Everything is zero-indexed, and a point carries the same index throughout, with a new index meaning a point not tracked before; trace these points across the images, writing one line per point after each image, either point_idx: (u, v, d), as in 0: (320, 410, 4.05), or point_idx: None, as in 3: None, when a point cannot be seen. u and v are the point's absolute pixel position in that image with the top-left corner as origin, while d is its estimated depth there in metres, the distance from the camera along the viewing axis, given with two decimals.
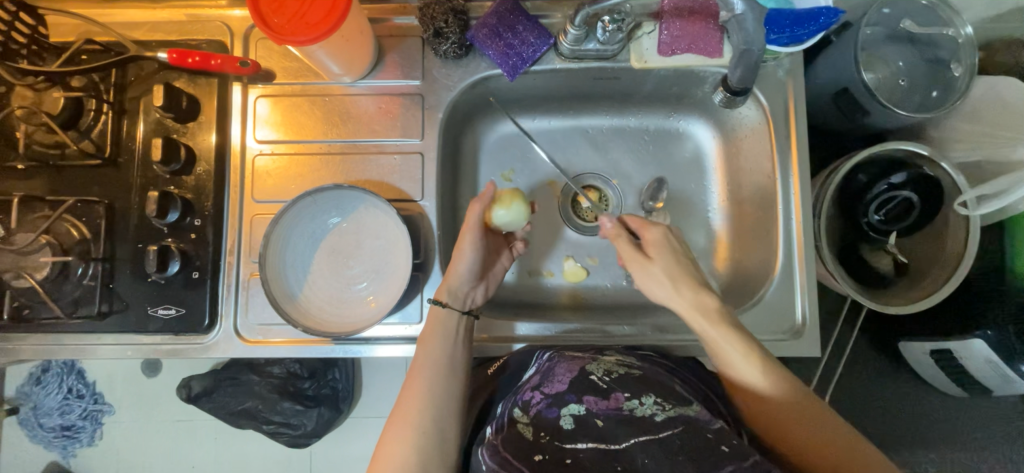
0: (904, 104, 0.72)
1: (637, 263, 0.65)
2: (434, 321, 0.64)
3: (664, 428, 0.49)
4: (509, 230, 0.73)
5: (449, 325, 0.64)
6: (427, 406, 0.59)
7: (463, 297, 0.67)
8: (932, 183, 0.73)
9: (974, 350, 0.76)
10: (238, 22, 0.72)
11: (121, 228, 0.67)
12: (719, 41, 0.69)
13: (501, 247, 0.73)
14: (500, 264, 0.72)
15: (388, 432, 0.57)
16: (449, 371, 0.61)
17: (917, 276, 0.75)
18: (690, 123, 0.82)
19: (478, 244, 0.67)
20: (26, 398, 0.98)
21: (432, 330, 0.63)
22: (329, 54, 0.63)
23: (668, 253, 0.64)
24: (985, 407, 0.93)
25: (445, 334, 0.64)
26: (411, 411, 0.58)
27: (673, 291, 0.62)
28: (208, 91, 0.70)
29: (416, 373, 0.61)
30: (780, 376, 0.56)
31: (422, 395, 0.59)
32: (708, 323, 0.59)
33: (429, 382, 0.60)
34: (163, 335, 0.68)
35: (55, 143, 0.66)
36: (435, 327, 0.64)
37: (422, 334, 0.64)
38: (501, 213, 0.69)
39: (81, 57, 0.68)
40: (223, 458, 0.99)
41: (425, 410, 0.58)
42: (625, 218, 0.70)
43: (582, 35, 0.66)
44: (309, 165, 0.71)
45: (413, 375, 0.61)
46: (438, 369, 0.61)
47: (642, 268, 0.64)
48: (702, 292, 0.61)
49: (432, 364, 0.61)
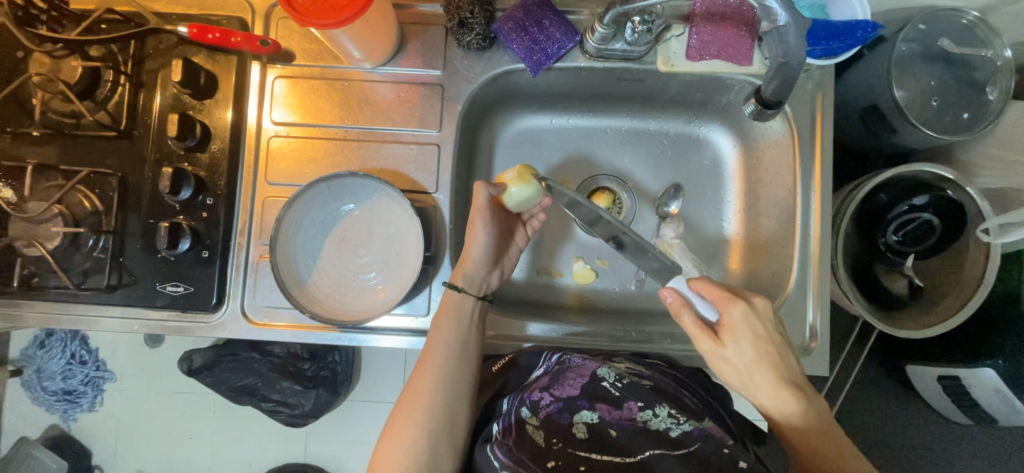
0: (934, 125, 0.70)
1: (709, 342, 0.57)
2: (448, 302, 0.63)
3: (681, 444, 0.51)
4: (521, 208, 0.68)
5: (464, 308, 0.63)
6: (438, 391, 0.59)
7: (479, 282, 0.66)
8: (954, 207, 0.72)
9: (983, 379, 0.76)
10: (260, 0, 0.71)
11: (134, 202, 0.67)
12: (750, 49, 0.67)
13: (516, 226, 0.71)
14: (515, 247, 0.71)
15: (399, 413, 0.59)
16: (461, 357, 0.61)
17: (933, 300, 0.73)
18: (710, 130, 0.81)
19: (488, 226, 0.64)
20: (29, 360, 0.99)
21: (446, 313, 0.63)
22: (352, 39, 0.62)
23: (747, 337, 0.56)
24: (985, 434, 0.93)
25: (458, 317, 0.63)
26: (422, 394, 0.59)
27: (749, 371, 0.57)
28: (226, 68, 0.69)
29: (428, 355, 0.61)
30: (794, 395, 0.56)
31: (433, 379, 0.60)
32: (731, 347, 0.56)
33: (441, 367, 0.60)
34: (170, 311, 0.68)
35: (71, 112, 0.66)
36: (449, 309, 0.63)
37: (436, 315, 0.63)
38: (514, 190, 0.66)
39: (101, 27, 0.67)
40: (221, 433, 1.00)
41: (436, 394, 0.59)
42: (693, 282, 0.60)
43: (609, 34, 0.65)
44: (324, 149, 0.70)
45: (425, 357, 0.61)
46: (450, 353, 0.61)
47: (713, 349, 0.57)
48: (773, 364, 0.56)
49: (445, 347, 0.61)
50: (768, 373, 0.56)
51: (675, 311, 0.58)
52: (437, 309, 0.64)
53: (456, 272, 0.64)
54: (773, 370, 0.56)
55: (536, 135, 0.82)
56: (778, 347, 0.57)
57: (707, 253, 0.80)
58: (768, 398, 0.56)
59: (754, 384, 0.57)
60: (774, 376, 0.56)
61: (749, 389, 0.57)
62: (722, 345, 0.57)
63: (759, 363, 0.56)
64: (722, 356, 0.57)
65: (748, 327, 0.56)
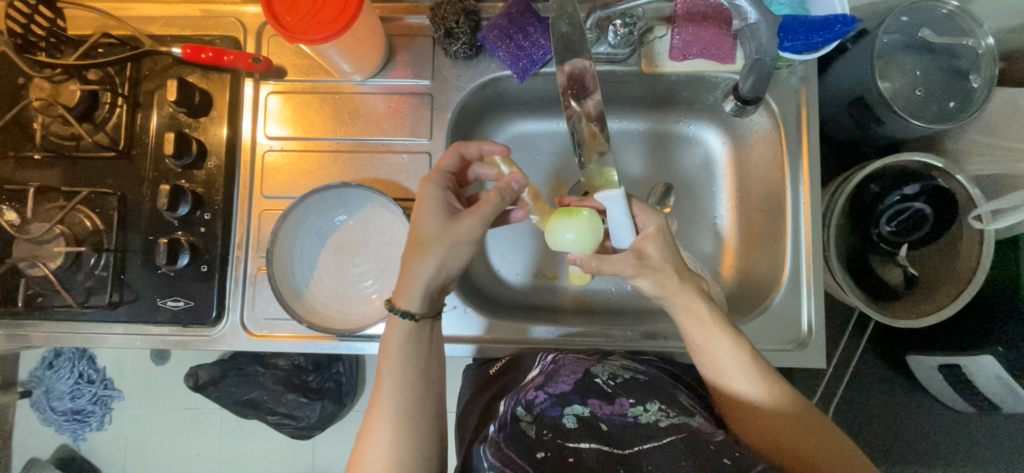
0: (921, 115, 0.71)
1: (634, 264, 0.56)
2: (394, 328, 0.58)
3: (665, 433, 0.49)
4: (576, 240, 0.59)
5: (421, 331, 0.59)
6: (396, 427, 0.53)
7: (431, 297, 0.59)
8: (945, 196, 0.71)
9: (983, 366, 0.75)
10: (251, 19, 0.73)
11: (134, 220, 0.68)
12: (732, 47, 0.68)
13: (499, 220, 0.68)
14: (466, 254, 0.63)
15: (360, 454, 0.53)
16: (419, 385, 0.56)
17: (929, 289, 0.73)
18: (701, 129, 0.81)
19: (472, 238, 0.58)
20: (38, 381, 1.00)
21: (396, 338, 0.58)
22: (341, 53, 0.64)
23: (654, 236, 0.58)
24: (994, 423, 0.92)
25: (414, 344, 0.58)
26: (374, 454, 0.52)
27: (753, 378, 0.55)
28: (220, 86, 0.71)
29: (376, 403, 0.55)
30: (783, 389, 0.55)
31: (386, 428, 0.53)
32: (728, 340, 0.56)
33: (399, 398, 0.54)
34: (172, 326, 0.69)
35: (71, 135, 0.68)
36: (390, 348, 0.57)
37: (384, 341, 0.58)
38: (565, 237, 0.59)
39: (98, 51, 0.69)
40: (228, 447, 1.01)
41: (388, 452, 0.52)
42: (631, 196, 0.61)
43: (592, 38, 0.66)
44: (318, 162, 0.72)
45: (370, 409, 0.55)
46: (407, 382, 0.56)
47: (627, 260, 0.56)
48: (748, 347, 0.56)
49: (398, 375, 0.56)
50: (750, 372, 0.56)
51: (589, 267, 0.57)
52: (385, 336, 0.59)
53: (400, 291, 0.58)
54: (759, 368, 0.56)
55: (526, 139, 0.83)
56: (758, 356, 0.57)
57: (701, 248, 0.80)
58: (751, 395, 0.56)
59: (734, 378, 0.56)
60: (758, 371, 0.56)
61: (727, 385, 0.57)
62: (704, 343, 0.57)
63: (745, 366, 0.56)
64: (700, 346, 0.58)
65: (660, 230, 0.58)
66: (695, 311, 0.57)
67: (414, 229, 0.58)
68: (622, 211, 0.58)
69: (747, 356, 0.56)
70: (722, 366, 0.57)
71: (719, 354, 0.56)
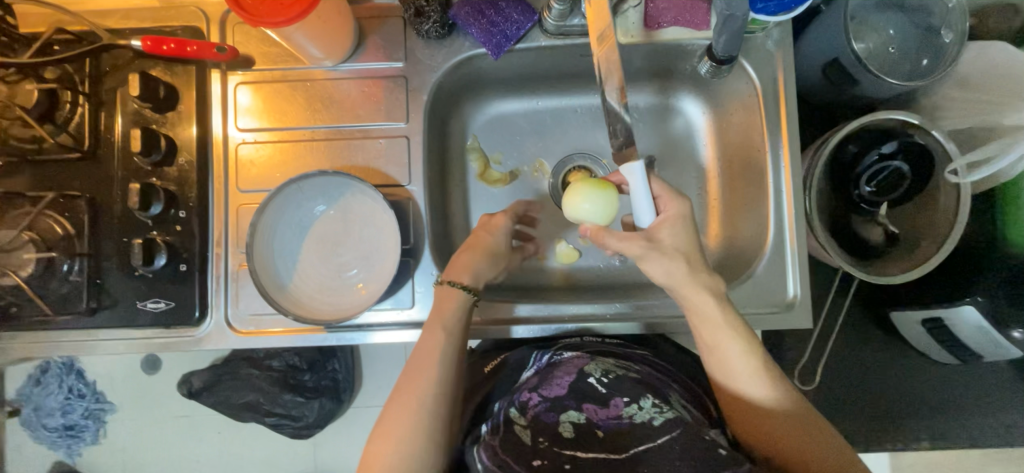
0: (895, 73, 0.72)
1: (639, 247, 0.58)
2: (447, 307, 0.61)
3: (660, 433, 0.50)
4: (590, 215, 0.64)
5: (462, 317, 0.62)
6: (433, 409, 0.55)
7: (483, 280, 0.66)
8: (922, 156, 0.72)
9: (964, 317, 0.77)
10: (214, 7, 0.70)
11: (105, 223, 0.66)
12: (706, 13, 0.68)
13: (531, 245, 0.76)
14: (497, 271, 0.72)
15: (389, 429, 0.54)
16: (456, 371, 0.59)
17: (910, 245, 0.74)
18: (680, 99, 0.81)
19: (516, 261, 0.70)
20: (26, 399, 0.98)
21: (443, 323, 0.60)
22: (307, 36, 0.62)
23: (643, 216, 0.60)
24: (978, 375, 0.94)
25: (455, 331, 0.60)
26: (403, 429, 0.54)
27: (744, 350, 0.56)
28: (186, 79, 0.68)
29: (415, 382, 0.56)
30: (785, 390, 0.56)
31: (424, 407, 0.55)
32: (735, 337, 0.57)
33: (438, 383, 0.57)
34: (155, 329, 0.68)
35: (32, 137, 0.65)
36: (445, 314, 0.61)
37: (429, 323, 0.60)
38: (582, 203, 0.64)
39: (54, 48, 0.66)
40: (226, 451, 1.00)
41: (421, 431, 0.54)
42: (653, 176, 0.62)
43: (566, 10, 0.65)
44: (294, 152, 0.70)
45: (412, 368, 0.57)
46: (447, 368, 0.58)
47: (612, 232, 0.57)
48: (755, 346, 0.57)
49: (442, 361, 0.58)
50: (739, 341, 0.56)
51: (596, 239, 0.61)
52: (432, 316, 0.61)
53: (461, 270, 0.63)
54: (762, 369, 0.57)
55: (506, 120, 0.82)
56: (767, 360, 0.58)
57: None
58: (751, 396, 0.56)
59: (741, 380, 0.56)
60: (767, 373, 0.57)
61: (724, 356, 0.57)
62: (712, 340, 0.57)
63: (757, 368, 0.56)
64: (711, 346, 0.58)
65: (682, 216, 0.59)
66: (706, 310, 0.57)
67: (484, 236, 0.67)
68: (643, 192, 0.61)
69: (758, 359, 0.57)
70: (730, 365, 0.57)
71: (732, 357, 0.57)
